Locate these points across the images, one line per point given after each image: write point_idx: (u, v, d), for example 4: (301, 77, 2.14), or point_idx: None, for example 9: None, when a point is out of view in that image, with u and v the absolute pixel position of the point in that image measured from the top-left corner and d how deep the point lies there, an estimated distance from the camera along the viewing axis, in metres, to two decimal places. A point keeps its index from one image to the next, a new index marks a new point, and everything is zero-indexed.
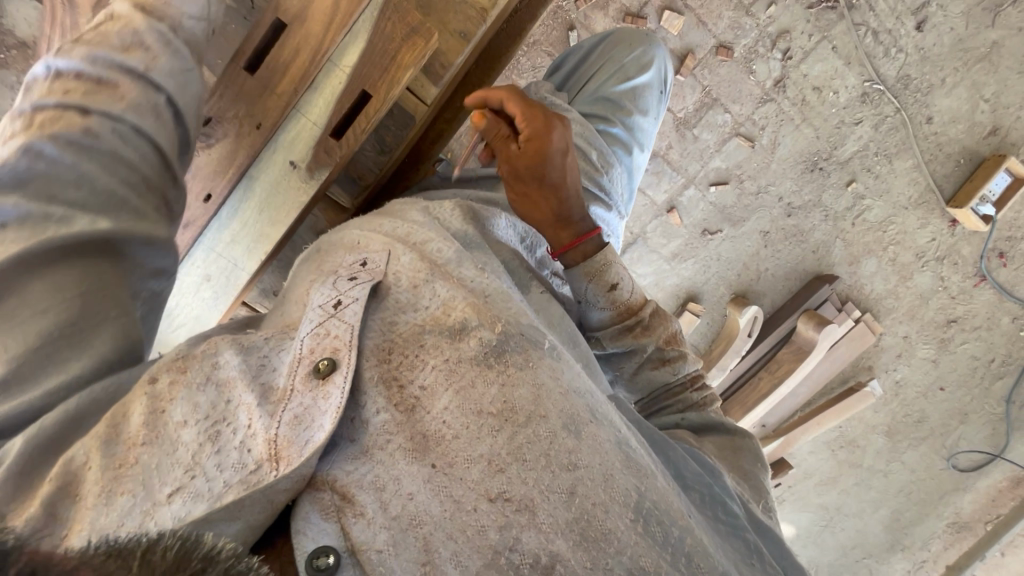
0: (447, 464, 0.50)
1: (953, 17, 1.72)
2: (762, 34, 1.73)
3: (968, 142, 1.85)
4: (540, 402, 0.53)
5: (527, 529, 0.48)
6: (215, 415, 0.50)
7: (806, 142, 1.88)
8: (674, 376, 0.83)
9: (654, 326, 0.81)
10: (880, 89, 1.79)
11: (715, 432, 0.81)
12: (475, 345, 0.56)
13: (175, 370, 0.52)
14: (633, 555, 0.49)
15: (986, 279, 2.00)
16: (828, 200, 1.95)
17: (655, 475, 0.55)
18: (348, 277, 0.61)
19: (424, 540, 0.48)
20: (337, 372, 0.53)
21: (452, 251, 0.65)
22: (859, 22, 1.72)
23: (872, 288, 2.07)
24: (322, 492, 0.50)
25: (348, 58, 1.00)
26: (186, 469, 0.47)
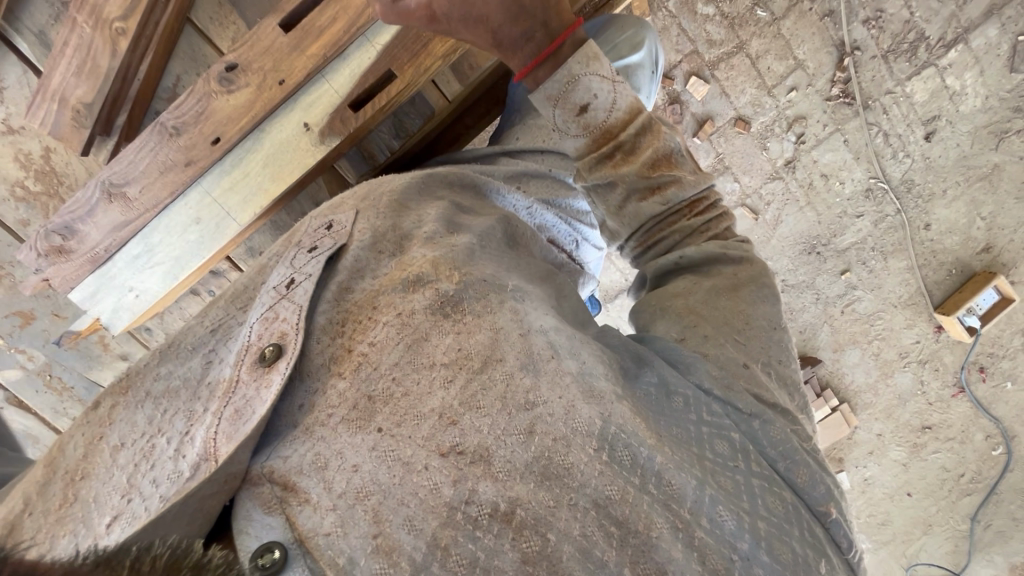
0: (394, 426, 0.51)
1: (960, 134, 1.81)
2: (779, 116, 1.80)
3: (961, 254, 1.91)
4: (495, 346, 0.54)
5: (484, 480, 0.48)
6: (151, 431, 0.58)
7: (808, 225, 1.93)
8: (667, 207, 0.75)
9: (638, 149, 0.72)
10: (883, 188, 1.86)
11: (720, 265, 0.72)
12: (429, 296, 0.57)
13: (116, 395, 0.60)
14: (598, 486, 0.48)
15: (964, 391, 2.02)
16: (821, 284, 1.98)
17: (619, 399, 0.52)
18: (309, 250, 0.66)
19: (373, 512, 0.47)
20: (282, 356, 0.55)
21: (435, 216, 0.69)
22: (872, 122, 1.80)
23: (852, 379, 2.08)
24: (261, 485, 0.50)
25: (382, 35, 1.03)
26: (126, 494, 0.54)
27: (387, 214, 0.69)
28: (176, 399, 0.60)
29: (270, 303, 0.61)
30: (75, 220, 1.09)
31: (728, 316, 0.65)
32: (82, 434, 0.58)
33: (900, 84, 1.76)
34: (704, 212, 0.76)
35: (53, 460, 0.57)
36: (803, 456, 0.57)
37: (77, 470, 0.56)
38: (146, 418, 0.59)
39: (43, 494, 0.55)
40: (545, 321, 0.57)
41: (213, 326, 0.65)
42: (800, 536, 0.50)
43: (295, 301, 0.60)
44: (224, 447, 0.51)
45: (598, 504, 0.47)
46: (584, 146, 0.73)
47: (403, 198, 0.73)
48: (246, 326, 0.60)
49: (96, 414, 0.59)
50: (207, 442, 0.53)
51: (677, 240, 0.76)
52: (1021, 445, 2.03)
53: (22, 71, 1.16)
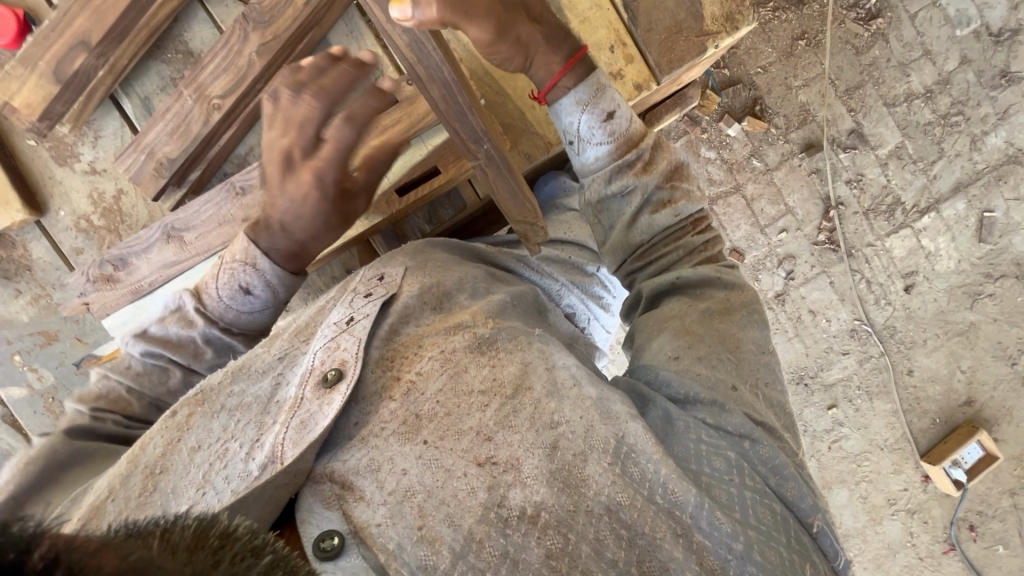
0: (437, 438, 0.67)
1: (937, 290, 1.95)
2: (771, 252, 1.96)
3: (945, 404, 1.95)
4: (525, 376, 0.71)
5: (514, 485, 0.64)
6: (224, 437, 0.73)
7: (796, 356, 2.01)
8: (678, 219, 0.97)
9: (654, 161, 0.98)
10: (867, 330, 1.96)
11: (713, 288, 0.90)
12: (468, 337, 0.75)
13: (192, 405, 0.76)
14: (611, 493, 0.64)
15: (955, 548, 1.96)
16: (808, 416, 2.03)
17: (634, 419, 0.69)
18: (364, 295, 0.83)
19: (418, 508, 0.63)
20: (342, 378, 0.72)
21: (472, 286, 0.87)
22: (856, 269, 1.95)
23: (839, 521, 2.04)
24: (322, 483, 0.67)
25: (434, 138, 1.17)
26: (199, 488, 0.69)
27: (431, 274, 0.87)
28: (248, 412, 0.75)
29: (331, 336, 0.77)
30: (129, 254, 1.25)
31: (715, 344, 0.81)
32: (161, 437, 0.74)
33: (879, 239, 1.94)
34: (703, 230, 0.99)
35: (137, 455, 0.73)
36: (795, 475, 0.72)
37: (156, 465, 0.71)
38: (221, 427, 0.74)
39: (127, 483, 0.70)
40: (566, 359, 0.75)
41: (280, 354, 0.80)
42: (786, 541, 0.66)
43: (356, 335, 0.76)
44: (286, 449, 0.68)
45: (610, 510, 0.63)
46: (608, 154, 0.96)
47: (446, 263, 0.91)
48: (312, 352, 0.77)
49: (176, 420, 0.75)
50: (276, 446, 0.69)
51: (676, 258, 0.96)
52: None
53: (121, 126, 1.28)
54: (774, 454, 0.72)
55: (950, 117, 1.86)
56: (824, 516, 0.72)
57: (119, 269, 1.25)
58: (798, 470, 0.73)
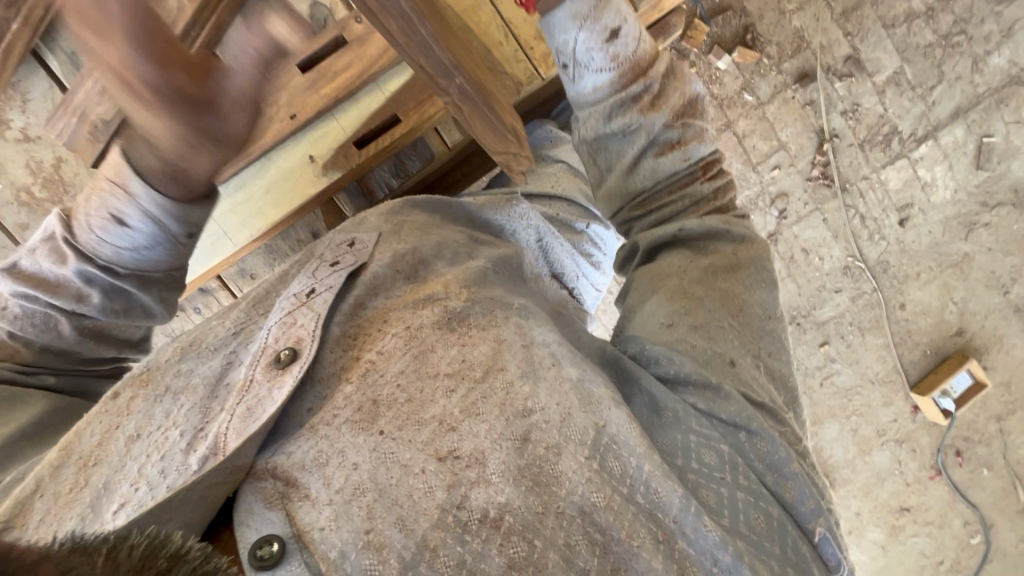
0: (394, 430, 0.58)
1: (932, 222, 1.91)
2: (762, 190, 1.89)
3: (935, 336, 1.96)
4: (496, 356, 0.63)
5: (476, 485, 0.55)
6: (166, 424, 0.63)
7: (788, 296, 1.97)
8: (684, 163, 0.95)
9: (664, 94, 0.94)
10: (861, 266, 1.94)
11: (720, 241, 0.88)
12: (438, 311, 0.67)
13: (136, 386, 0.66)
14: (585, 494, 0.55)
15: (941, 473, 2.02)
16: (800, 354, 2.01)
17: (616, 406, 0.61)
18: (331, 262, 0.75)
19: (367, 509, 0.54)
20: (296, 358, 0.63)
21: (452, 251, 0.81)
22: (849, 204, 1.90)
23: (830, 454, 2.07)
24: (264, 481, 0.57)
25: (392, 84, 1.18)
26: (134, 483, 0.59)
27: (407, 240, 0.80)
28: (194, 396, 0.65)
29: (288, 309, 0.68)
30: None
31: (715, 308, 0.79)
32: (101, 422, 0.64)
33: (875, 171, 1.88)
34: (713, 177, 0.95)
35: (70, 444, 0.62)
36: (797, 479, 0.66)
37: (91, 457, 0.61)
38: (164, 412, 0.64)
39: (56, 475, 0.60)
40: (546, 334, 0.67)
41: (235, 330, 0.72)
42: (780, 552, 0.60)
43: (315, 309, 0.68)
44: (229, 437, 0.58)
45: (583, 512, 0.55)
46: (609, 83, 0.93)
47: (425, 226, 0.86)
48: (264, 329, 0.68)
49: (117, 404, 0.65)
50: (216, 437, 0.59)
51: (682, 208, 0.94)
52: (998, 534, 2.02)
53: (49, 87, 1.26)
54: (772, 449, 0.66)
55: (952, 38, 1.76)
56: (827, 523, 0.66)
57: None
58: (802, 470, 0.68)
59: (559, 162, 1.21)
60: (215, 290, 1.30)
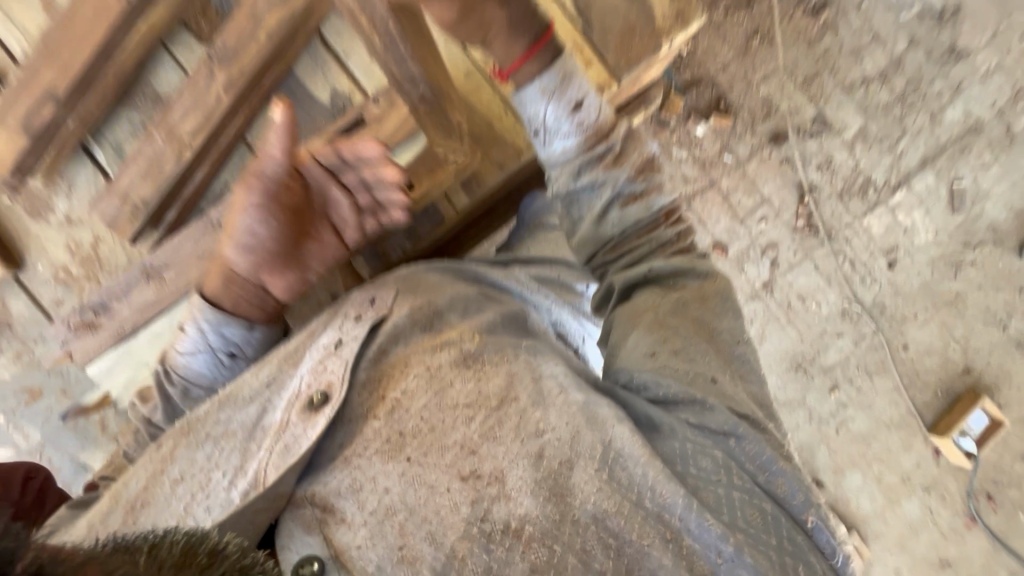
0: (421, 455, 0.70)
1: (920, 264, 1.98)
2: (752, 243, 1.99)
3: (945, 376, 1.96)
4: (511, 388, 0.73)
5: (500, 498, 0.66)
6: (211, 464, 0.77)
7: (791, 343, 2.01)
8: (649, 211, 1.00)
9: (626, 154, 0.99)
10: (858, 310, 1.98)
11: (688, 278, 0.93)
12: (455, 353, 0.77)
13: (181, 433, 0.80)
14: (597, 501, 0.66)
15: (976, 520, 1.94)
16: (811, 401, 2.01)
17: (619, 422, 0.70)
18: (354, 318, 0.84)
19: (398, 526, 0.67)
20: (327, 401, 0.75)
21: (464, 302, 0.87)
22: (837, 251, 1.98)
23: (857, 505, 2.01)
24: (304, 506, 0.72)
25: (404, 155, 1.29)
26: (187, 512, 0.74)
27: (421, 295, 0.86)
28: (234, 439, 0.79)
29: (319, 357, 0.80)
30: (110, 297, 1.36)
31: (689, 336, 0.84)
32: (151, 464, 0.78)
33: (857, 219, 1.98)
34: (675, 222, 1.02)
35: (121, 488, 0.78)
36: (786, 472, 0.74)
37: (141, 497, 0.76)
38: (207, 455, 0.78)
39: (116, 508, 0.75)
40: (553, 368, 0.77)
41: (266, 380, 0.82)
42: (784, 541, 0.68)
43: (342, 359, 0.78)
44: (270, 471, 0.72)
45: (597, 518, 0.65)
46: (577, 146, 0.97)
47: (432, 279, 0.92)
48: (297, 377, 0.80)
49: (164, 447, 0.79)
50: (257, 473, 0.72)
51: (648, 250, 0.99)
52: None
53: (93, 173, 1.37)
54: (759, 450, 0.74)
55: (908, 96, 1.92)
56: (819, 510, 0.74)
57: (101, 314, 1.36)
58: (790, 466, 0.76)
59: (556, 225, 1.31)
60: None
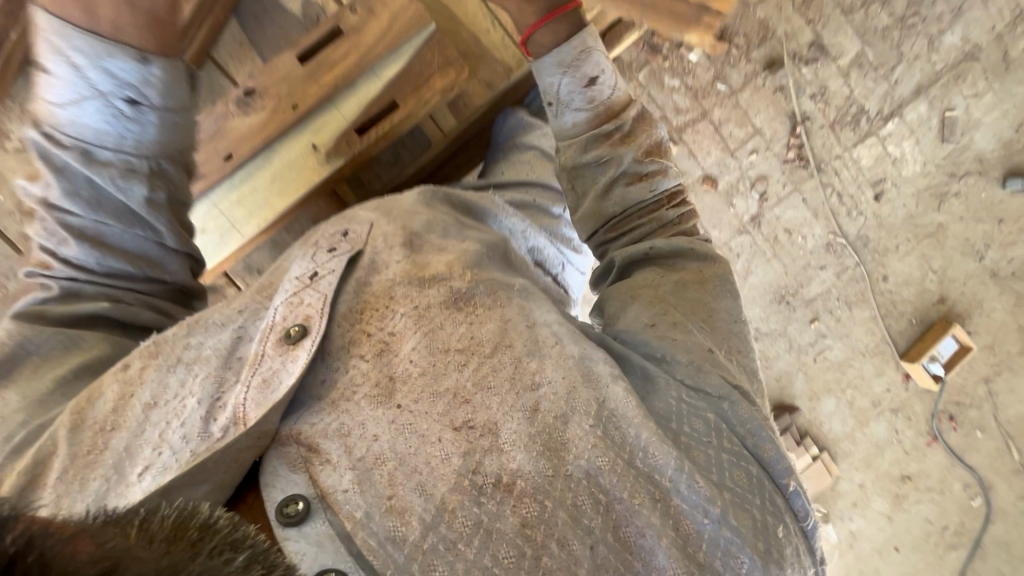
0: (411, 402, 0.63)
1: (906, 196, 1.99)
2: (742, 175, 1.96)
3: (920, 305, 2.02)
4: (504, 334, 0.67)
5: (489, 452, 0.60)
6: (182, 393, 0.66)
7: (776, 275, 2.03)
8: (650, 194, 0.97)
9: (635, 133, 1.00)
10: (842, 242, 2.00)
11: (688, 261, 0.88)
12: (442, 291, 0.70)
13: (145, 358, 0.70)
14: (590, 458, 0.60)
15: (938, 439, 2.07)
16: (793, 332, 2.06)
17: (614, 381, 0.65)
18: (328, 249, 0.77)
19: (388, 477, 0.60)
20: (307, 334, 0.67)
21: (443, 228, 0.84)
22: (826, 183, 1.97)
23: (829, 428, 2.12)
24: (288, 446, 0.63)
25: (387, 71, 1.27)
26: (156, 447, 0.62)
27: (396, 220, 0.82)
28: (205, 366, 0.68)
29: (293, 291, 0.72)
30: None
31: (692, 316, 0.79)
32: (114, 390, 0.67)
33: (847, 150, 1.96)
34: (678, 204, 0.99)
35: (83, 411, 0.66)
36: (778, 448, 0.69)
37: (106, 422, 0.65)
38: (177, 382, 0.67)
39: (73, 438, 0.63)
40: (546, 316, 0.71)
41: (240, 307, 0.76)
42: (773, 520, 0.63)
43: (320, 291, 0.71)
44: (250, 409, 0.62)
45: (590, 475, 0.60)
46: (586, 120, 1.00)
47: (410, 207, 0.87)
48: (270, 309, 0.71)
49: (128, 373, 0.69)
50: (235, 406, 0.63)
51: (651, 229, 0.95)
52: (998, 496, 2.06)
53: None
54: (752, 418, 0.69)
55: (907, 19, 1.85)
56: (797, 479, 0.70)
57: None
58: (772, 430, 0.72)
59: (532, 147, 1.26)
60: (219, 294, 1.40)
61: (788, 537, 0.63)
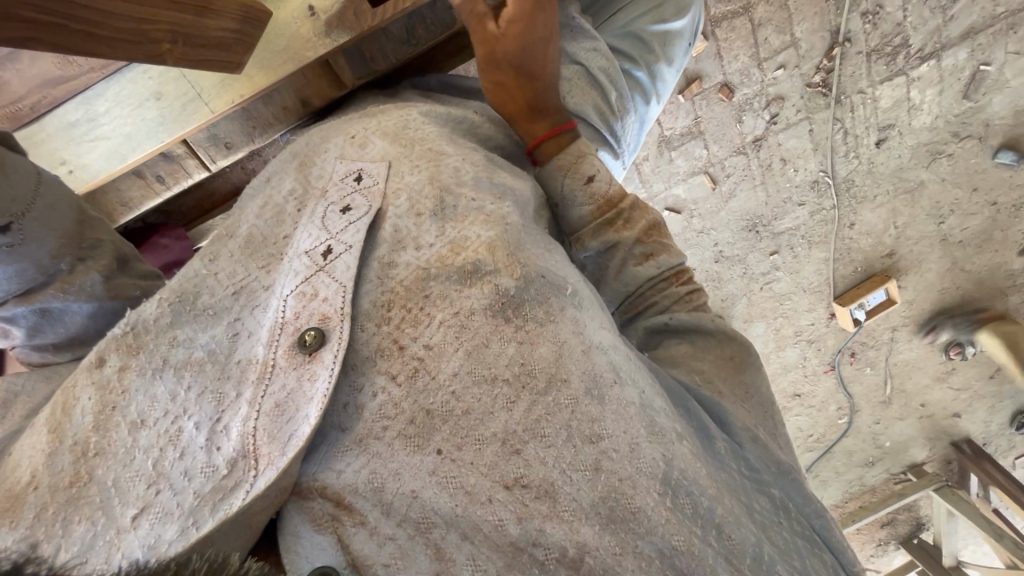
0: (453, 449, 0.59)
1: (905, 146, 1.94)
2: (761, 91, 1.81)
3: (869, 256, 2.12)
4: (560, 365, 0.62)
5: (549, 519, 0.57)
6: (175, 412, 0.62)
7: (755, 204, 2.02)
8: (658, 271, 0.87)
9: (632, 216, 0.88)
10: (828, 182, 1.98)
11: (703, 335, 0.84)
12: (488, 291, 0.64)
13: (124, 356, 0.63)
14: (665, 535, 0.58)
15: (833, 369, 2.35)
16: (751, 261, 2.13)
17: (679, 440, 0.64)
18: (341, 212, 0.71)
19: (435, 549, 0.57)
20: (325, 344, 0.62)
21: (472, 178, 0.74)
22: (838, 117, 1.88)
23: (751, 348, 2.34)
24: (311, 501, 0.59)
25: None
26: (152, 483, 0.58)
27: (419, 170, 0.73)
28: (201, 376, 0.64)
29: (305, 276, 0.66)
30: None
31: (722, 394, 0.77)
32: (91, 398, 0.61)
33: (872, 86, 1.83)
34: (688, 281, 0.88)
35: (59, 427, 0.60)
36: (829, 518, 0.75)
37: (89, 447, 0.59)
38: (168, 395, 0.63)
39: (54, 467, 0.58)
40: (602, 339, 0.67)
41: (233, 289, 0.70)
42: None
43: (337, 278, 0.65)
44: (268, 448, 0.58)
45: (664, 554, 0.58)
46: (586, 212, 0.88)
47: (438, 145, 0.78)
48: (280, 300, 0.66)
49: (104, 376, 0.62)
50: (247, 438, 0.59)
51: (667, 304, 0.86)
52: (859, 418, 2.46)
53: None
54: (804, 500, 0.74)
55: None
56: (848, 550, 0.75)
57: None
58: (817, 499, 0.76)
59: (575, 64, 1.03)
60: (181, 157, 1.20)
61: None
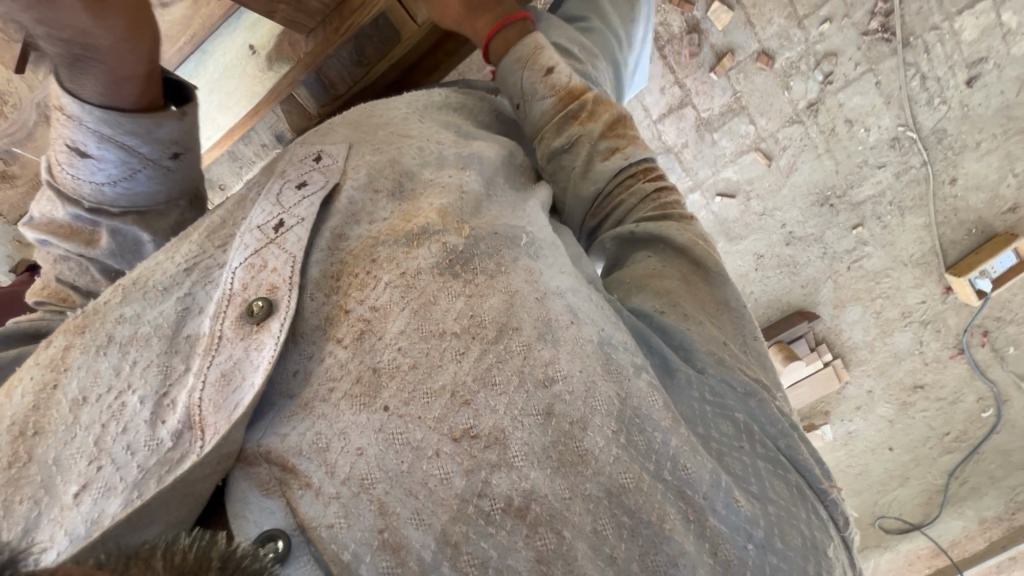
0: (399, 405, 0.57)
1: (1007, 80, 1.62)
2: (807, 51, 1.66)
3: (984, 213, 1.78)
4: (510, 315, 0.61)
5: (496, 472, 0.54)
6: (118, 389, 0.62)
7: (824, 174, 1.82)
8: (627, 162, 0.85)
9: (595, 112, 0.87)
10: (911, 137, 1.73)
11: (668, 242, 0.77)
12: (437, 250, 0.65)
13: (70, 337, 0.66)
14: (613, 475, 0.54)
15: (963, 353, 1.94)
16: (830, 238, 1.90)
17: (637, 374, 0.60)
18: (295, 188, 0.72)
19: (378, 502, 0.54)
20: (273, 313, 0.62)
21: (435, 156, 0.76)
22: (910, 62, 1.63)
23: (849, 337, 2.04)
24: (257, 466, 0.58)
25: None
26: (94, 461, 0.58)
27: (381, 151, 0.77)
28: (148, 349, 0.64)
29: (255, 248, 0.67)
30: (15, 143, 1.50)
31: (693, 306, 0.71)
32: (32, 379, 0.63)
33: (948, 19, 1.57)
34: (655, 178, 0.85)
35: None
36: (798, 435, 0.65)
37: (28, 426, 0.60)
38: (110, 369, 0.63)
39: None
40: (560, 283, 0.65)
41: (186, 266, 0.70)
42: (806, 517, 0.58)
43: (287, 249, 0.66)
44: (214, 417, 0.58)
45: (611, 493, 0.54)
46: (552, 105, 0.88)
47: (402, 128, 0.81)
48: (228, 272, 0.66)
49: (49, 355, 0.65)
50: (193, 409, 0.59)
51: (631, 206, 0.82)
52: (1011, 409, 1.96)
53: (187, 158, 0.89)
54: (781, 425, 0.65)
55: None
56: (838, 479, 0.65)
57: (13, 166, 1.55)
58: (791, 420, 0.66)
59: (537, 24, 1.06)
60: None
61: (819, 535, 0.58)
